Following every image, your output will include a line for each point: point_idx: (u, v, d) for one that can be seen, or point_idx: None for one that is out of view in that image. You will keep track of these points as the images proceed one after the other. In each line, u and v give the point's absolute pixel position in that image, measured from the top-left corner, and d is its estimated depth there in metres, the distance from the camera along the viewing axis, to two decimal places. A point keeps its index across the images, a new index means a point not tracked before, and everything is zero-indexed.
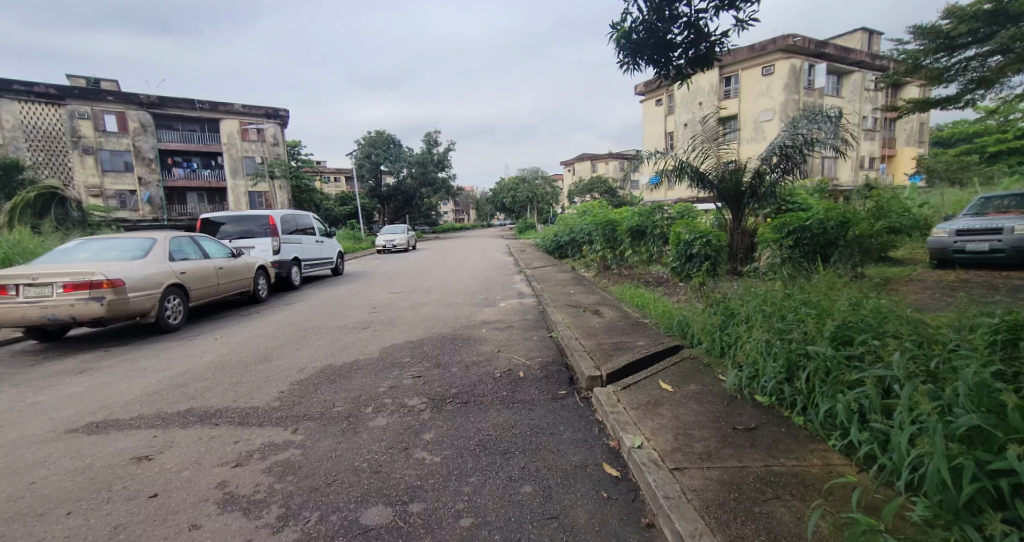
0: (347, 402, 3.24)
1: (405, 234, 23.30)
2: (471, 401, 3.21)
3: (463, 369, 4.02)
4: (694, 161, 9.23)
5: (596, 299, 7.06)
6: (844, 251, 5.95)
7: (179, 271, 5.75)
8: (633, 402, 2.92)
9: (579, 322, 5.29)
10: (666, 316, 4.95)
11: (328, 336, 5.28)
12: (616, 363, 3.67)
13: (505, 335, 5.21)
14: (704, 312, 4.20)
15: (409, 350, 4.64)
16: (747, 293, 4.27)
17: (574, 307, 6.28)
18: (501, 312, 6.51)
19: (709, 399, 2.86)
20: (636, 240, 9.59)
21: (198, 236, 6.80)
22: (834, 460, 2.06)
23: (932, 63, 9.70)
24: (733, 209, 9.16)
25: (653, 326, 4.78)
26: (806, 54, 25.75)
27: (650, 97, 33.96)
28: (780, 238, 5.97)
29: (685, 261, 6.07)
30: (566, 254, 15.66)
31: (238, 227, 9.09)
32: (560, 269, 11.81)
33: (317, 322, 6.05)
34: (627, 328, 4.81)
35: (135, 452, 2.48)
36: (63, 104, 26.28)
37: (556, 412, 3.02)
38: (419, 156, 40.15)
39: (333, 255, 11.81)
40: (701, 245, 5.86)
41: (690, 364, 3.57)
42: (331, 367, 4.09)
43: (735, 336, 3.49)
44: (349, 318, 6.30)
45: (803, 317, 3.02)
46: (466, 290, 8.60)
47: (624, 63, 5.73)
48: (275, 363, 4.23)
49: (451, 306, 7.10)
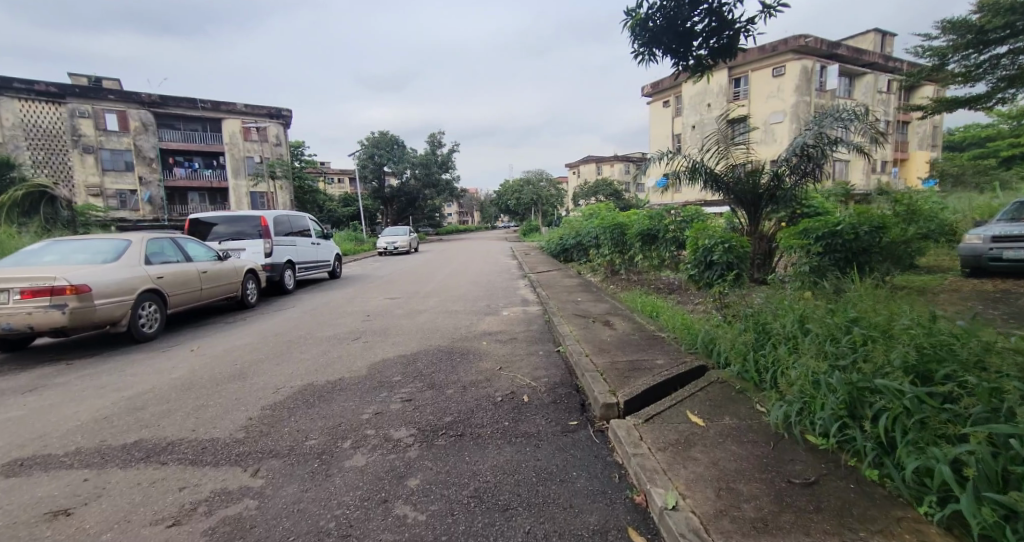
0: (323, 434, 2.79)
1: (407, 235, 22.91)
2: (468, 435, 2.75)
3: (460, 391, 3.55)
4: (708, 162, 8.78)
5: (605, 307, 6.60)
6: (877, 259, 5.43)
7: (155, 276, 5.35)
8: (658, 441, 2.43)
9: (589, 336, 4.80)
10: (686, 331, 4.46)
11: (315, 349, 4.84)
12: (635, 388, 3.19)
13: (507, 350, 4.73)
14: (734, 328, 3.72)
15: (401, 367, 4.17)
16: (783, 307, 3.78)
17: (583, 318, 5.78)
18: (504, 323, 6.02)
19: (751, 438, 2.38)
20: (647, 245, 9.11)
21: (181, 238, 6.40)
22: (934, 538, 1.57)
23: (960, 61, 9.29)
24: (750, 213, 8.66)
25: (673, 343, 4.28)
26: (817, 55, 25.25)
27: (657, 98, 33.51)
28: (810, 243, 5.45)
29: (704, 269, 5.56)
30: (572, 258, 15.17)
31: (229, 228, 8.64)
32: (566, 274, 11.34)
33: (305, 331, 5.60)
34: (643, 344, 4.33)
35: (53, 503, 2.03)
36: (64, 103, 26.15)
37: (567, 450, 2.54)
38: (423, 157, 39.81)
39: (330, 258, 11.38)
40: (721, 251, 5.35)
41: (720, 390, 3.08)
42: (312, 387, 3.64)
43: (774, 359, 3.01)
44: (340, 327, 5.85)
45: (860, 340, 2.54)
46: (467, 297, 8.16)
47: (639, 55, 5.31)
48: (250, 381, 3.78)
49: (451, 314, 6.63)
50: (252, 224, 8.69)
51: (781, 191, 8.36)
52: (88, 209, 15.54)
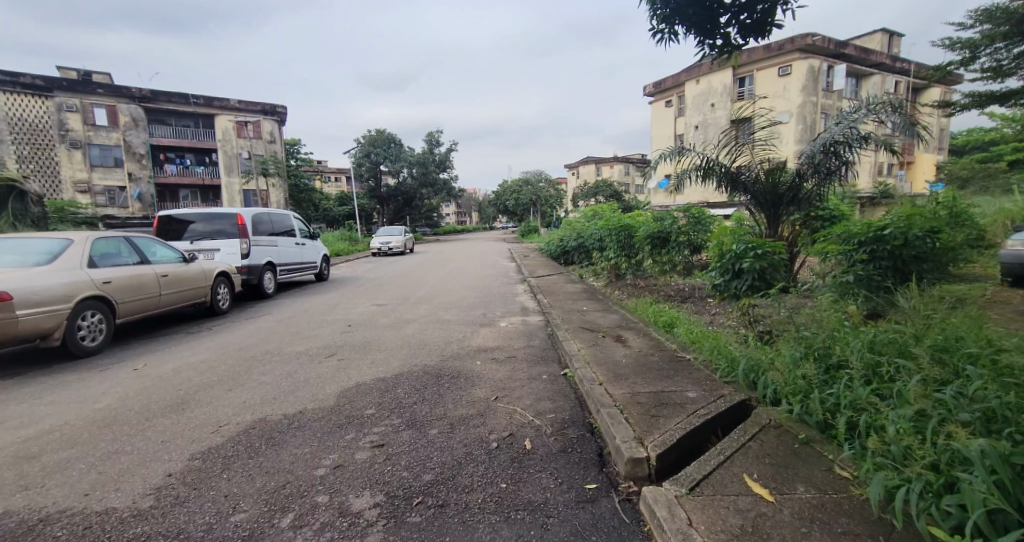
0: (259, 503, 2.08)
1: (401, 236, 22.17)
2: (452, 507, 2.04)
3: (446, 431, 2.86)
4: (725, 159, 8.13)
5: (615, 319, 5.92)
6: (928, 268, 4.71)
7: (99, 281, 4.63)
8: (717, 527, 1.74)
9: (601, 357, 4.10)
10: (716, 354, 3.76)
11: (283, 368, 4.15)
12: (668, 435, 2.50)
13: (505, 372, 4.04)
14: (787, 355, 3.04)
15: (377, 395, 3.47)
16: (843, 333, 3.11)
17: (591, 333, 5.10)
18: (502, 337, 5.32)
19: (849, 528, 1.68)
20: (657, 249, 8.42)
21: (139, 237, 5.68)
22: None
23: (991, 54, 8.87)
24: (770, 214, 7.97)
25: (703, 369, 3.59)
26: (824, 54, 24.67)
27: (660, 98, 32.93)
28: (855, 248, 4.69)
29: (732, 279, 4.82)
30: (573, 261, 14.49)
31: (205, 227, 7.91)
32: (568, 279, 10.66)
33: (273, 345, 4.90)
34: (667, 370, 3.64)
35: None
36: (51, 97, 25.47)
37: (587, 535, 1.85)
38: (420, 155, 39.05)
39: (316, 259, 10.64)
40: (751, 258, 4.59)
41: (777, 441, 2.40)
42: (263, 424, 2.93)
43: (852, 401, 2.33)
44: (316, 340, 5.15)
45: (990, 391, 1.87)
46: (462, 304, 7.47)
47: (658, 33, 4.64)
48: (190, 413, 3.06)
49: (442, 325, 5.93)
50: (228, 222, 7.96)
51: (804, 191, 7.68)
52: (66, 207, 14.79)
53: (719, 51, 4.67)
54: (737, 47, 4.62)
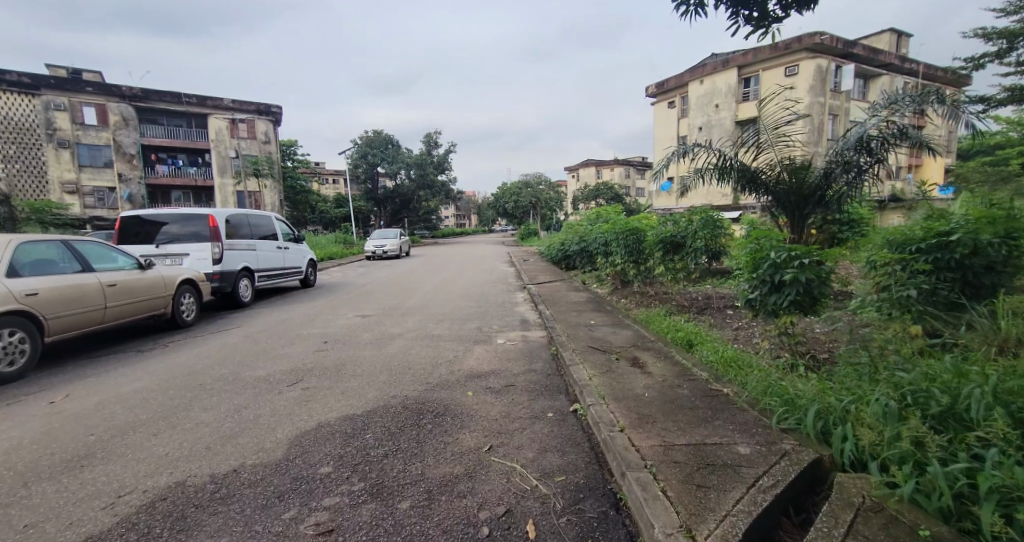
0: None
1: (397, 239, 21.48)
2: None
3: (422, 504, 2.13)
4: (744, 158, 7.46)
5: (628, 336, 5.22)
6: (1008, 282, 3.92)
7: (20, 293, 3.89)
8: None
9: (618, 390, 3.38)
10: (761, 391, 3.05)
11: (233, 400, 3.41)
12: (729, 526, 1.77)
13: (501, 408, 3.31)
14: (869, 400, 2.33)
15: (339, 443, 2.74)
16: (944, 372, 2.38)
17: (602, 355, 4.39)
18: (499, 358, 4.59)
19: None
20: (669, 255, 7.72)
21: (83, 240, 4.93)
22: None
23: None
24: (794, 216, 7.27)
25: (750, 411, 2.87)
26: (833, 53, 24.08)
27: (662, 99, 32.30)
28: (913, 256, 3.96)
29: (771, 292, 4.09)
30: (575, 266, 13.81)
31: (177, 230, 7.16)
32: (571, 286, 9.97)
33: (229, 368, 4.17)
34: (702, 410, 2.93)
35: None
36: (38, 95, 24.84)
37: None
38: (419, 156, 38.41)
39: (301, 264, 9.93)
40: (794, 270, 3.86)
41: (890, 537, 1.66)
42: (178, 493, 2.19)
43: (1002, 486, 1.61)
44: (282, 362, 4.42)
45: None
46: (456, 315, 6.77)
47: (684, 4, 3.94)
48: (87, 472, 2.32)
49: (431, 343, 5.20)
50: (199, 224, 7.22)
51: (832, 191, 6.95)
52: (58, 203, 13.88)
53: (754, 24, 3.97)
54: (777, 18, 3.92)
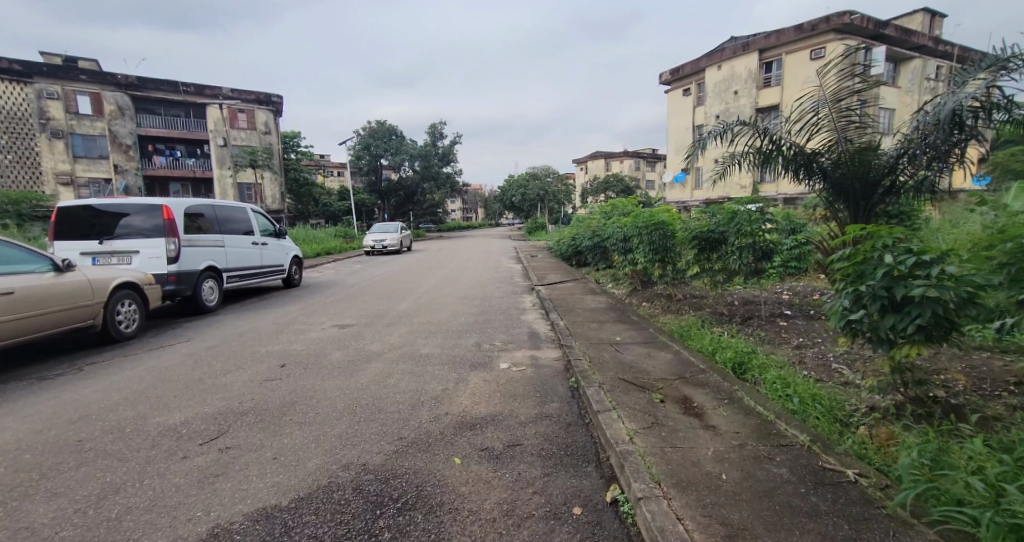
0: None
1: (398, 233, 20.37)
2: None
3: None
4: (796, 137, 6.09)
5: (666, 361, 4.06)
6: None
7: None
8: None
9: (678, 468, 2.21)
10: (928, 488, 1.83)
11: (108, 475, 2.30)
12: None
13: (502, 495, 2.17)
14: None
15: None
16: None
17: (640, 394, 3.23)
18: (502, 394, 3.45)
19: None
20: (704, 253, 6.56)
21: None
22: None
23: None
24: (857, 206, 5.93)
25: (921, 533, 1.65)
26: (863, 35, 22.44)
27: (677, 86, 30.74)
28: None
29: (887, 313, 2.87)
30: (588, 263, 12.59)
31: (128, 223, 6.09)
32: (584, 288, 8.80)
33: (136, 412, 3.06)
34: (833, 524, 1.74)
35: None
36: (30, 82, 23.96)
37: None
38: (423, 147, 37.16)
39: (282, 262, 8.85)
40: (926, 286, 2.60)
41: None
42: None
43: None
44: (213, 401, 3.32)
45: None
46: (450, 326, 5.63)
47: None
48: None
49: (416, 368, 4.06)
50: (150, 217, 6.12)
51: (905, 177, 5.57)
52: (37, 196, 12.68)
53: None
54: None
